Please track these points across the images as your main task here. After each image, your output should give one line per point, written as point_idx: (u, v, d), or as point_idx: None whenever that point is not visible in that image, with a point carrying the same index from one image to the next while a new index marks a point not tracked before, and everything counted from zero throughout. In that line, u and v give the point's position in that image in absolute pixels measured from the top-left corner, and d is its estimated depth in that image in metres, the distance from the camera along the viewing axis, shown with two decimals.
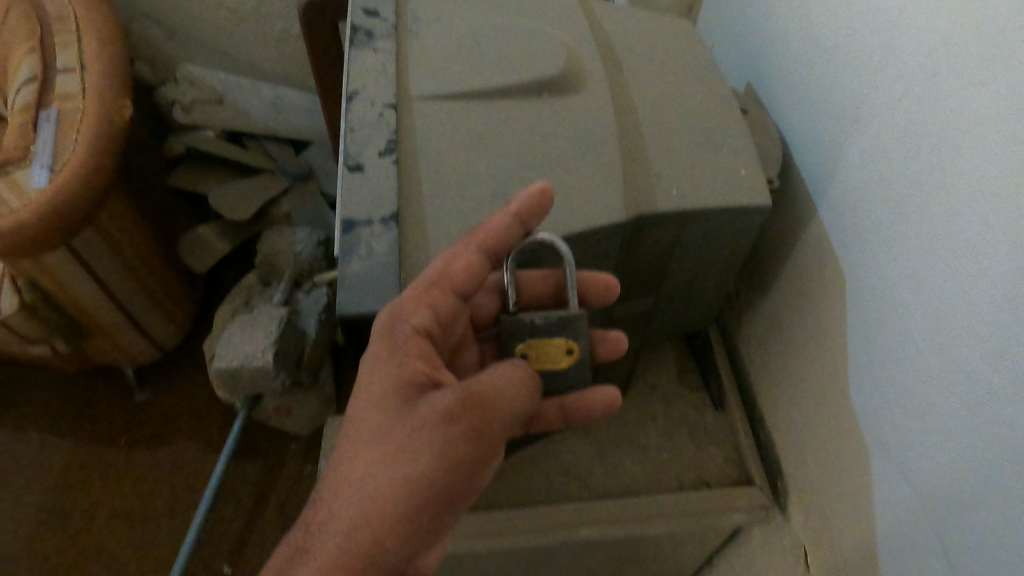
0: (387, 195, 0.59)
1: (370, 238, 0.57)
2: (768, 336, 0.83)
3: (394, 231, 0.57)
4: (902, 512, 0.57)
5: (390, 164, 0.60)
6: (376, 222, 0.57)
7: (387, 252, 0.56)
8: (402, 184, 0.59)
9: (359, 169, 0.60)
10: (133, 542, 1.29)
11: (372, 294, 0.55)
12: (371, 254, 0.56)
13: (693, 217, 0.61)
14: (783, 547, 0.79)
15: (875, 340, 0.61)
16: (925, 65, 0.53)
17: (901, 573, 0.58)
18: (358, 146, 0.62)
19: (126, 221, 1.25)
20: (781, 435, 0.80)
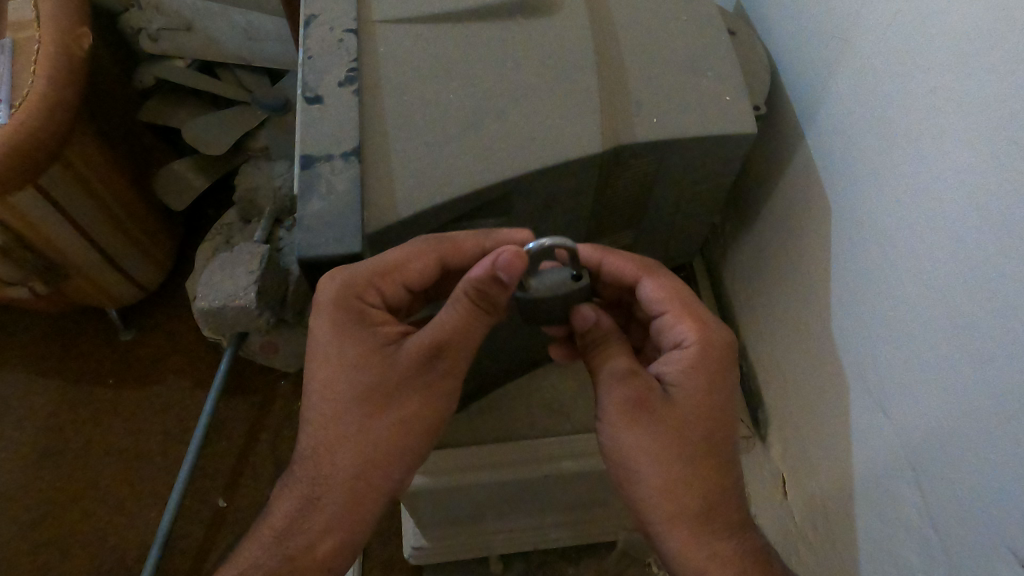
0: (349, 129, 0.55)
1: (331, 175, 0.54)
2: (752, 268, 0.82)
3: (356, 166, 0.54)
4: (880, 441, 0.57)
5: (351, 94, 0.57)
6: (337, 158, 0.54)
7: (348, 189, 0.53)
8: (364, 116, 0.56)
9: (318, 101, 0.57)
10: (127, 479, 1.31)
11: (332, 235, 0.52)
12: (331, 192, 0.53)
13: (673, 148, 0.59)
14: (762, 476, 0.80)
15: (863, 270, 0.59)
16: None
17: (873, 501, 0.59)
18: (316, 76, 0.58)
19: (96, 157, 1.21)
20: (763, 364, 0.80)
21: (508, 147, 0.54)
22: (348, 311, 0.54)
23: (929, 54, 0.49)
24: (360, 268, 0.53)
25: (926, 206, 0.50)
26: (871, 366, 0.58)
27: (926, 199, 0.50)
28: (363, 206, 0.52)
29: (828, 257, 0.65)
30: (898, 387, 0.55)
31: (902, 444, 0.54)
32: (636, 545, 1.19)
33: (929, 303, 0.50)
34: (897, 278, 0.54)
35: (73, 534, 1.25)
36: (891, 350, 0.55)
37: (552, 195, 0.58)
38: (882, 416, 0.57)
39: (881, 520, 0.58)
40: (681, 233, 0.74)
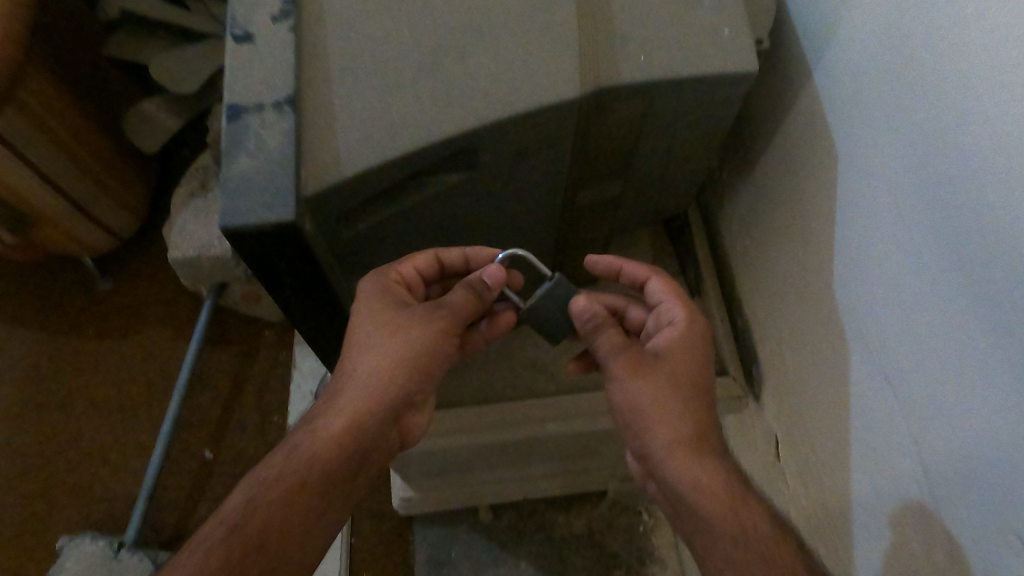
0: (283, 73, 0.45)
1: (262, 128, 0.43)
2: (749, 218, 0.75)
3: (292, 117, 0.44)
4: (882, 412, 0.53)
5: (286, 33, 0.47)
6: (268, 108, 0.44)
7: (282, 143, 0.42)
8: (302, 57, 0.46)
9: (248, 40, 0.47)
10: (112, 431, 1.29)
11: (262, 200, 0.41)
12: (262, 148, 0.42)
13: (663, 90, 0.52)
14: (756, 435, 0.76)
15: (873, 223, 0.53)
16: None
17: (872, 475, 0.55)
18: (246, 9, 0.49)
19: (52, 96, 1.13)
20: (759, 321, 0.75)
21: (478, 83, 0.45)
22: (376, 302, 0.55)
23: None
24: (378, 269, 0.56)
25: (945, 154, 0.44)
26: (876, 330, 0.53)
27: (944, 146, 0.44)
28: (299, 164, 0.43)
29: (833, 208, 0.59)
30: (903, 355, 0.50)
31: (906, 415, 0.50)
32: (625, 493, 1.18)
33: (941, 266, 0.45)
34: (908, 235, 0.48)
35: (60, 486, 1.25)
36: (900, 314, 0.50)
37: (525, 148, 0.49)
38: (884, 385, 0.53)
39: (878, 492, 0.54)
40: (672, 181, 0.68)
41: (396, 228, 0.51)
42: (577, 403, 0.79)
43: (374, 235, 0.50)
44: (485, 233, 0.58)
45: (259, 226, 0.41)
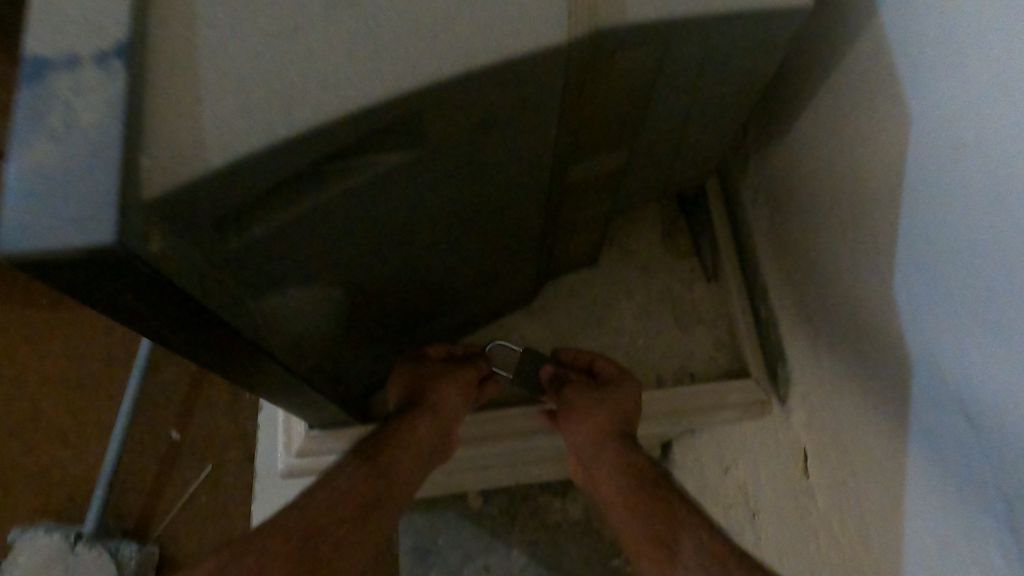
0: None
1: (78, 96, 0.24)
2: (777, 189, 0.60)
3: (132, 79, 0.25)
4: (961, 464, 0.39)
5: None
6: (91, 60, 0.25)
7: (112, 122, 0.24)
8: None
9: None
10: (71, 410, 1.19)
11: (74, 220, 0.23)
12: (76, 129, 0.24)
13: (679, 32, 0.37)
14: (782, 447, 0.65)
15: (921, 204, 0.40)
16: None
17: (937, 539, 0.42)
18: None
19: None
20: (784, 318, 0.61)
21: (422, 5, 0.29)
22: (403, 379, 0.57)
23: None
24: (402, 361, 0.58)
25: (1020, 114, 0.31)
26: (923, 345, 0.41)
27: (1020, 105, 0.31)
28: (134, 142, 0.24)
29: (881, 187, 0.44)
30: (960, 382, 0.38)
31: (964, 460, 0.38)
32: None
33: None
34: (970, 226, 0.36)
35: (16, 470, 1.15)
36: (958, 328, 0.38)
37: (465, 105, 0.32)
38: (968, 431, 0.38)
39: (924, 546, 0.43)
40: (674, 143, 0.54)
41: (323, 227, 0.34)
42: None
43: (289, 241, 0.33)
44: (456, 222, 0.42)
45: (67, 255, 0.23)
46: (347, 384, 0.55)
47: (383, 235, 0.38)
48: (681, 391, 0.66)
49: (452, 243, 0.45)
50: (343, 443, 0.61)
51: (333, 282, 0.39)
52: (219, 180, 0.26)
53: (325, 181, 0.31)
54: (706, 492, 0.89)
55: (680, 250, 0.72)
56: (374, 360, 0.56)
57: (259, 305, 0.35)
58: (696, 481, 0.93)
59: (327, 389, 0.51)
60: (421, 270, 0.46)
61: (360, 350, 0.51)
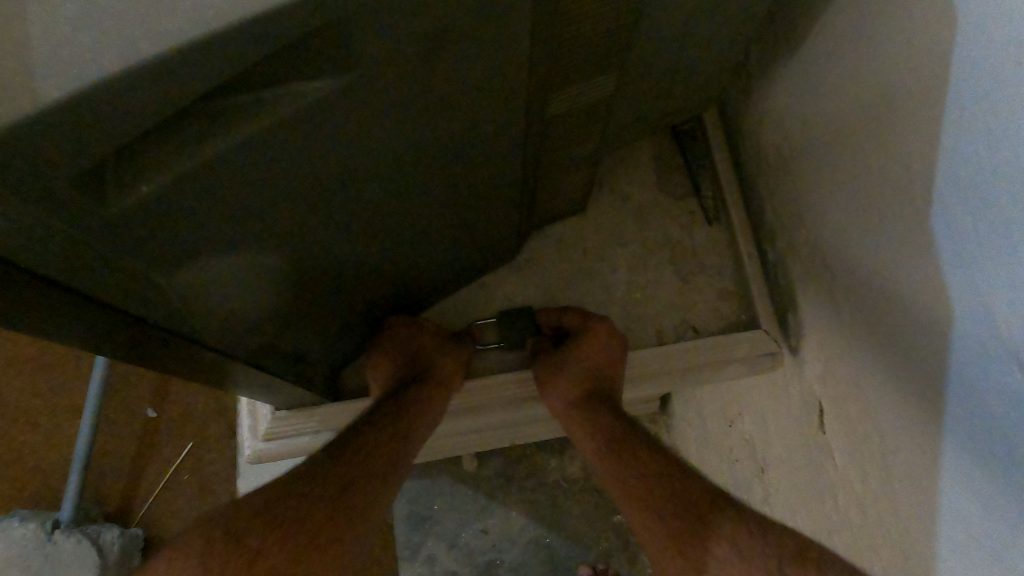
0: None
1: None
2: (787, 120, 0.53)
3: None
4: (990, 423, 0.34)
5: None
6: None
7: None
8: None
9: None
10: (37, 394, 1.12)
11: None
12: None
13: None
14: (792, 400, 0.60)
15: (963, 117, 0.34)
16: None
17: (966, 505, 0.37)
18: None
19: None
20: (796, 262, 0.55)
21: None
22: (391, 358, 0.54)
23: None
24: (386, 336, 0.55)
25: None
26: (964, 281, 0.35)
27: None
28: None
29: (920, 103, 0.37)
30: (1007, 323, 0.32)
31: (1009, 414, 0.33)
32: None
33: None
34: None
35: None
36: (1006, 258, 0.32)
37: (411, 25, 0.25)
38: (1006, 387, 0.33)
39: (958, 512, 0.38)
40: (666, 64, 0.46)
41: (235, 180, 0.27)
42: None
43: (191, 199, 0.26)
44: (411, 166, 0.35)
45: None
46: (310, 358, 0.49)
47: (319, 188, 0.31)
48: (674, 347, 0.59)
49: (411, 192, 0.38)
50: (313, 422, 0.55)
51: (266, 248, 0.32)
52: (60, 125, 0.19)
53: (225, 124, 0.24)
54: (711, 447, 0.84)
55: (678, 191, 0.65)
56: (337, 330, 0.49)
57: (173, 278, 0.29)
58: (699, 435, 0.88)
59: (281, 369, 0.44)
60: (377, 227, 0.39)
61: (320, 320, 0.45)
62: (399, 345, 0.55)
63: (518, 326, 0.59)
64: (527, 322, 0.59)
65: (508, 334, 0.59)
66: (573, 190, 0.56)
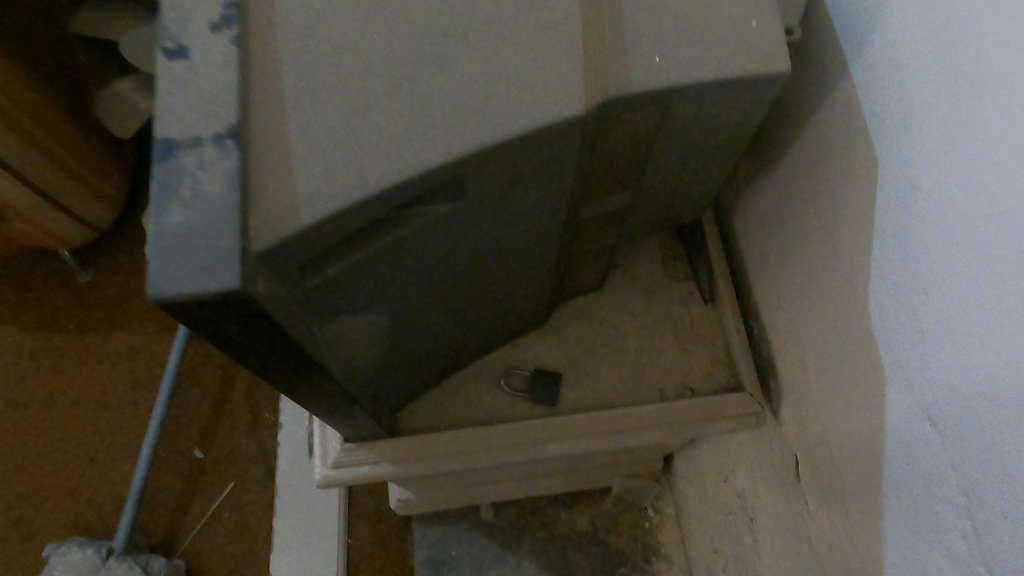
0: (224, 94, 0.32)
1: (197, 172, 0.30)
2: (768, 222, 0.67)
3: (237, 158, 0.31)
4: (916, 455, 0.47)
5: (227, 42, 0.33)
6: (206, 142, 0.31)
7: (224, 194, 0.30)
8: (249, 68, 0.33)
9: (182, 56, 0.33)
10: (98, 431, 1.24)
11: (199, 265, 0.29)
12: (198, 200, 0.30)
13: (680, 100, 0.43)
14: (773, 453, 0.71)
15: (893, 237, 0.48)
16: None
17: (904, 519, 0.49)
18: (177, 13, 0.34)
19: (16, 85, 1.06)
20: (777, 336, 0.67)
21: (463, 91, 0.35)
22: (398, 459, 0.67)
23: None
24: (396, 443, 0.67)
25: (979, 181, 0.39)
26: (914, 361, 0.47)
27: (979, 174, 0.39)
28: (245, 206, 0.30)
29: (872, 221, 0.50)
30: (952, 396, 0.43)
31: (925, 448, 0.46)
32: (632, 492, 1.12)
33: (1006, 318, 0.38)
34: (938, 255, 0.43)
35: (46, 490, 1.20)
36: (925, 340, 0.45)
37: (515, 172, 0.39)
38: (926, 430, 0.46)
39: (898, 528, 0.50)
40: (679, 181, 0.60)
41: (391, 265, 0.41)
42: (590, 423, 0.69)
43: (366, 277, 0.40)
44: (490, 256, 0.49)
45: (195, 299, 0.29)
46: (382, 401, 0.60)
47: (430, 270, 0.45)
48: (670, 405, 0.70)
49: (484, 274, 0.51)
50: (373, 454, 0.67)
51: (380, 310, 0.45)
52: (320, 235, 0.33)
53: (397, 231, 0.38)
54: (709, 500, 0.94)
55: (680, 274, 0.78)
56: (412, 378, 0.62)
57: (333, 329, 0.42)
58: (699, 491, 0.98)
59: (368, 405, 0.57)
60: (457, 299, 0.52)
61: (398, 369, 0.56)
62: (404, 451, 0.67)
63: (546, 379, 0.71)
64: (551, 379, 0.71)
65: (538, 385, 0.71)
66: (596, 271, 0.69)
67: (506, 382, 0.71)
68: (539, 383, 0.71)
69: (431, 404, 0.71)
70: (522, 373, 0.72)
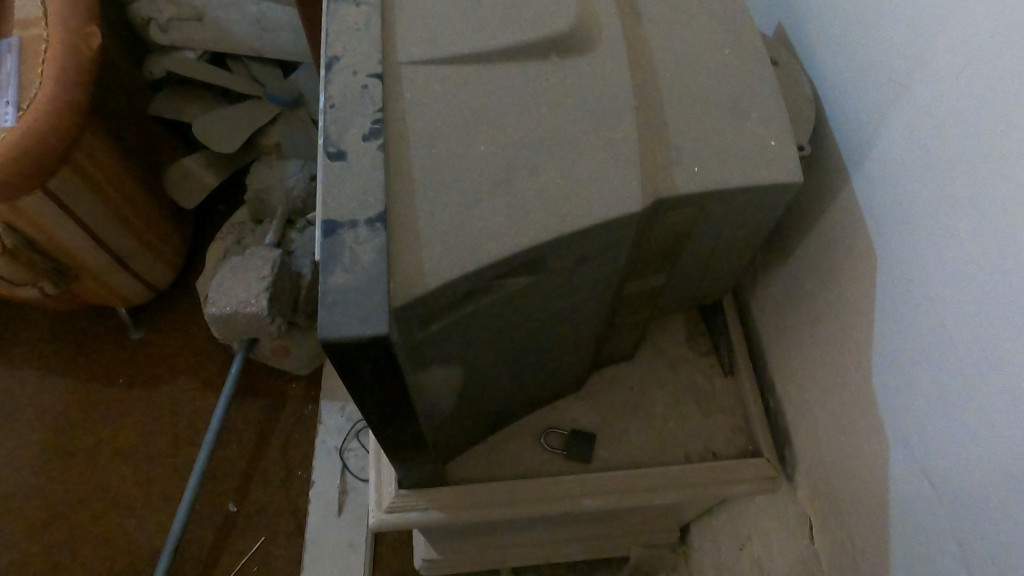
0: (374, 189, 0.43)
1: (355, 246, 0.41)
2: (783, 304, 0.76)
3: (384, 235, 0.41)
4: (921, 510, 0.54)
5: (376, 150, 0.44)
6: (361, 224, 0.41)
7: (375, 262, 0.40)
8: (390, 170, 0.44)
9: (341, 158, 0.44)
10: (139, 482, 1.30)
11: (357, 314, 0.39)
12: (356, 265, 0.40)
13: (716, 200, 0.53)
14: (790, 516, 0.77)
15: (890, 320, 0.57)
16: (1006, 32, 0.43)
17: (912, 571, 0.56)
18: (337, 126, 0.45)
19: (106, 159, 1.20)
20: (792, 406, 0.75)
21: (551, 189, 0.46)
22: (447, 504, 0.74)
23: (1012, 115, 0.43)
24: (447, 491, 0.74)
25: (960, 273, 0.48)
26: (915, 429, 0.55)
27: (960, 268, 0.48)
28: (389, 272, 0.40)
29: (873, 306, 0.59)
30: (952, 461, 0.51)
31: (927, 503, 0.53)
32: (651, 563, 1.15)
33: (989, 384, 0.46)
34: (928, 334, 0.52)
35: (84, 537, 1.24)
36: (921, 407, 0.54)
37: (585, 253, 0.49)
38: (928, 486, 0.53)
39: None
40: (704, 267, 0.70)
41: (478, 325, 0.50)
42: (622, 480, 0.76)
43: (458, 333, 0.49)
44: (551, 323, 0.58)
45: (352, 339, 0.38)
46: (440, 450, 0.68)
47: (505, 331, 0.54)
48: (694, 467, 0.77)
49: (543, 339, 0.60)
50: (423, 501, 0.74)
51: (458, 364, 0.53)
52: (440, 296, 0.42)
53: (488, 295, 0.47)
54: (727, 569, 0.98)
55: (702, 348, 0.86)
56: (467, 431, 0.70)
57: (425, 376, 0.51)
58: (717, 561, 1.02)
59: (431, 451, 0.65)
60: (518, 360, 0.61)
61: (458, 419, 0.64)
62: (452, 497, 0.74)
63: (581, 438, 0.78)
64: (586, 438, 0.78)
65: (574, 444, 0.78)
66: (628, 342, 0.78)
67: (546, 440, 0.79)
68: (575, 442, 0.78)
69: (477, 457, 0.78)
70: (559, 432, 0.80)
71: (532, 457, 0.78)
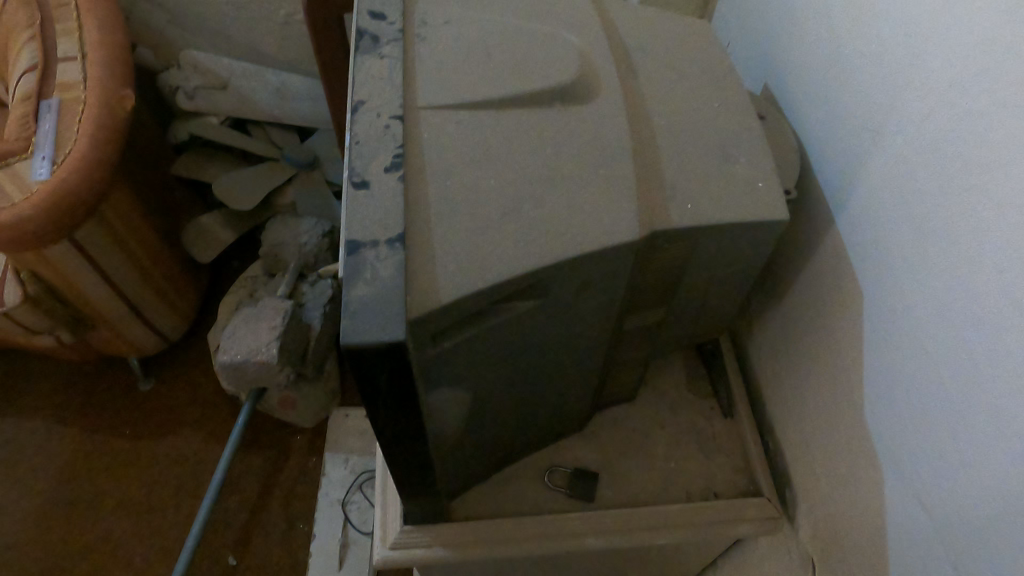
0: (394, 214, 0.47)
1: (376, 263, 0.45)
2: (778, 346, 0.78)
3: (402, 254, 0.45)
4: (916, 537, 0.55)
5: (397, 181, 0.49)
6: (382, 244, 0.46)
7: (393, 277, 0.44)
8: (409, 198, 0.48)
9: (365, 188, 0.48)
10: (140, 533, 1.29)
11: (376, 322, 0.42)
12: (377, 279, 0.44)
13: (709, 235, 0.57)
14: (792, 557, 0.77)
15: (877, 351, 0.60)
16: (964, 82, 0.48)
17: None
18: (361, 160, 0.50)
19: (130, 213, 1.25)
20: (790, 445, 0.77)
21: (554, 218, 0.50)
22: (451, 542, 0.75)
23: (974, 155, 0.47)
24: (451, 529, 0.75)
25: (937, 301, 0.52)
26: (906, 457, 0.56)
27: (938, 296, 0.52)
28: (406, 286, 0.44)
29: (861, 338, 0.62)
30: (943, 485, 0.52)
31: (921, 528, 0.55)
32: None
33: (972, 404, 0.49)
34: (913, 362, 0.55)
35: None
36: (910, 434, 0.56)
37: (587, 279, 0.52)
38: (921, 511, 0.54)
39: None
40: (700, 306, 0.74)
41: (486, 346, 0.53)
42: (624, 519, 0.77)
43: (467, 353, 0.52)
44: (553, 352, 0.61)
45: (372, 344, 0.42)
46: (445, 482, 0.69)
47: (510, 356, 0.57)
48: (696, 506, 0.78)
49: (547, 369, 0.63)
50: (428, 535, 0.75)
51: (466, 386, 0.56)
52: (452, 311, 0.46)
53: (496, 316, 0.51)
54: None
55: (702, 392, 0.88)
56: (471, 464, 0.71)
57: (434, 396, 0.54)
58: None
59: (438, 481, 0.66)
60: (523, 390, 0.64)
61: (463, 449, 0.66)
62: (455, 534, 0.75)
63: (584, 476, 0.79)
64: (589, 477, 0.80)
65: (578, 482, 0.79)
66: (629, 382, 0.80)
67: (549, 479, 0.80)
68: (578, 480, 0.79)
69: (481, 494, 0.79)
70: (563, 472, 0.81)
71: (536, 495, 0.79)
